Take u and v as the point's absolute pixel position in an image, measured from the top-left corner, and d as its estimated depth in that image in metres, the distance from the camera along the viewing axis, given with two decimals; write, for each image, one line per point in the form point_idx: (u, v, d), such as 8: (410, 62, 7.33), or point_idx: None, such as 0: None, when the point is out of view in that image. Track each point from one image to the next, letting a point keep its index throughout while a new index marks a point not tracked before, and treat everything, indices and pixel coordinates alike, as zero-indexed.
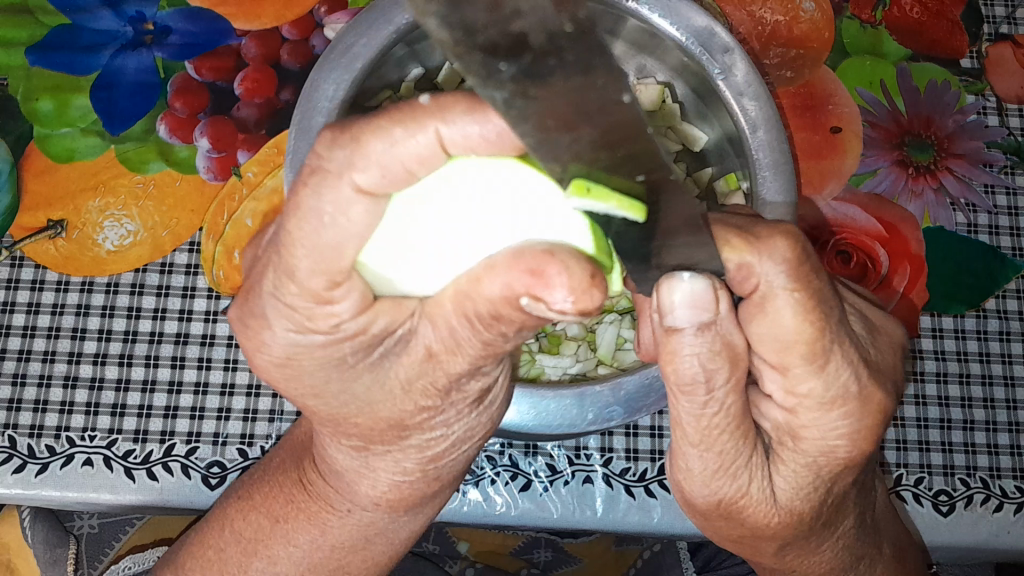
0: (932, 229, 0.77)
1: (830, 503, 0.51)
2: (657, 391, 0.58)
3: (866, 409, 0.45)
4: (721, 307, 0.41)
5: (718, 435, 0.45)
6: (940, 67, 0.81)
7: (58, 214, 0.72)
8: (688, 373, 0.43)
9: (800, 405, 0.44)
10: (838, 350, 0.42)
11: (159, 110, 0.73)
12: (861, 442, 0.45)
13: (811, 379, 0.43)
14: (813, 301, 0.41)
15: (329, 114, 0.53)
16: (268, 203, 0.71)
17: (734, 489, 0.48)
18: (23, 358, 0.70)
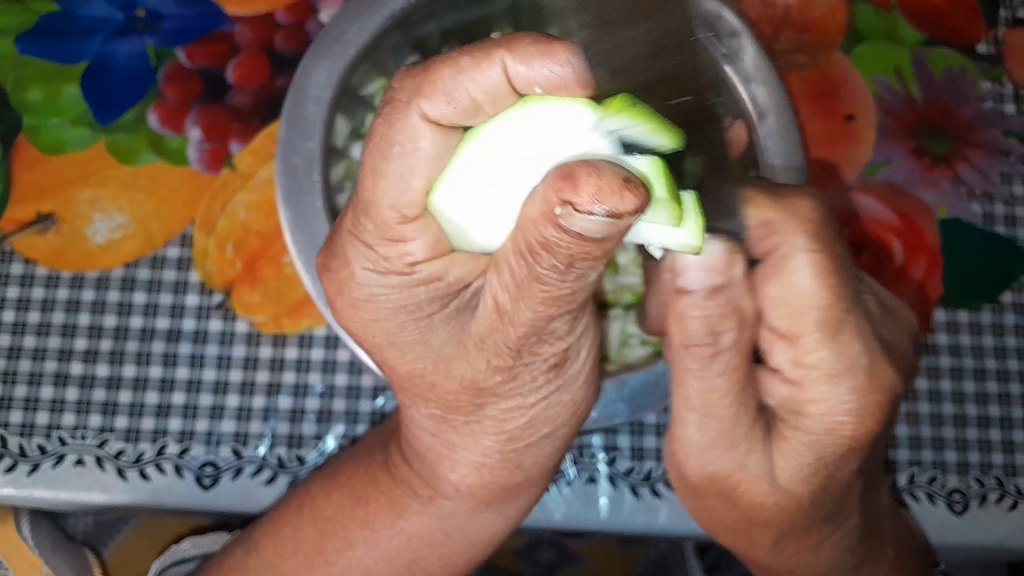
0: (948, 221, 0.75)
1: (833, 491, 0.49)
2: (662, 390, 0.58)
3: (877, 384, 0.45)
4: (736, 271, 0.44)
5: (718, 399, 0.45)
6: (957, 52, 0.78)
7: (48, 207, 0.70)
8: (696, 332, 0.44)
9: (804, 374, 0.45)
10: (848, 317, 0.44)
11: (151, 99, 0.71)
12: (868, 419, 0.45)
13: (821, 349, 0.44)
14: (830, 264, 0.44)
15: (322, 101, 0.55)
16: (262, 194, 0.70)
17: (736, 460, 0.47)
18: (12, 355, 0.68)
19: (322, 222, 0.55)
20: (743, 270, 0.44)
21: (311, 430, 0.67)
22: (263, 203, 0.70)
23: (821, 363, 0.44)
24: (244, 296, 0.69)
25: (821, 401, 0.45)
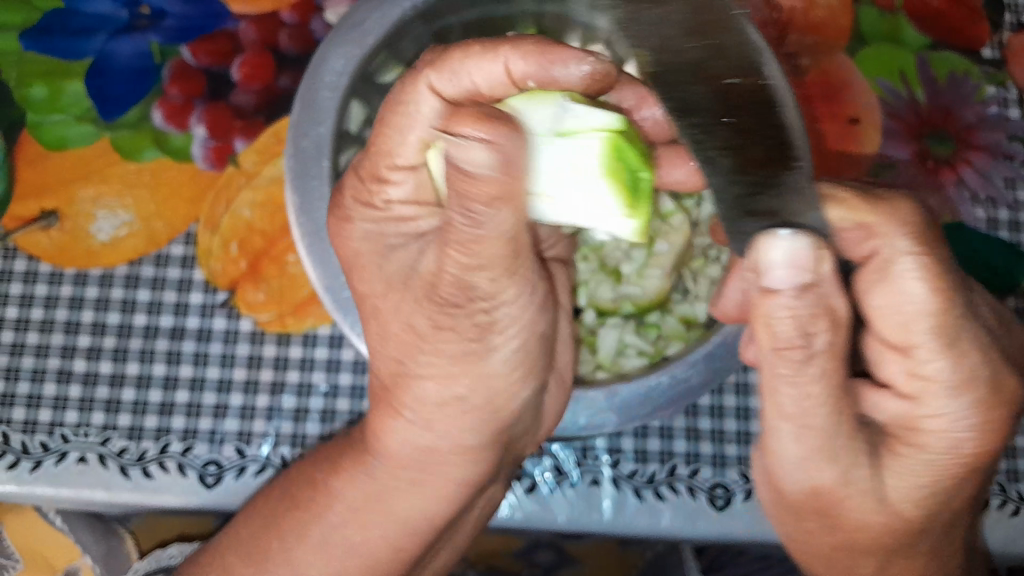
0: (951, 225, 0.75)
1: (942, 516, 0.52)
2: (652, 405, 0.57)
3: (999, 400, 0.46)
4: (825, 266, 0.44)
5: (816, 412, 0.48)
6: (961, 56, 0.79)
7: (51, 204, 0.70)
8: (784, 335, 0.46)
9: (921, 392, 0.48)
10: (969, 326, 0.46)
11: (155, 96, 0.71)
12: (992, 435, 0.47)
13: (937, 358, 0.46)
14: (939, 269, 0.46)
15: (336, 88, 0.56)
16: (267, 193, 0.70)
17: (832, 476, 0.51)
18: (15, 352, 0.68)
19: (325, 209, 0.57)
20: (829, 268, 0.45)
21: (314, 430, 0.67)
22: (268, 201, 0.70)
23: (943, 374, 0.47)
24: (248, 294, 0.69)
25: (948, 418, 0.47)
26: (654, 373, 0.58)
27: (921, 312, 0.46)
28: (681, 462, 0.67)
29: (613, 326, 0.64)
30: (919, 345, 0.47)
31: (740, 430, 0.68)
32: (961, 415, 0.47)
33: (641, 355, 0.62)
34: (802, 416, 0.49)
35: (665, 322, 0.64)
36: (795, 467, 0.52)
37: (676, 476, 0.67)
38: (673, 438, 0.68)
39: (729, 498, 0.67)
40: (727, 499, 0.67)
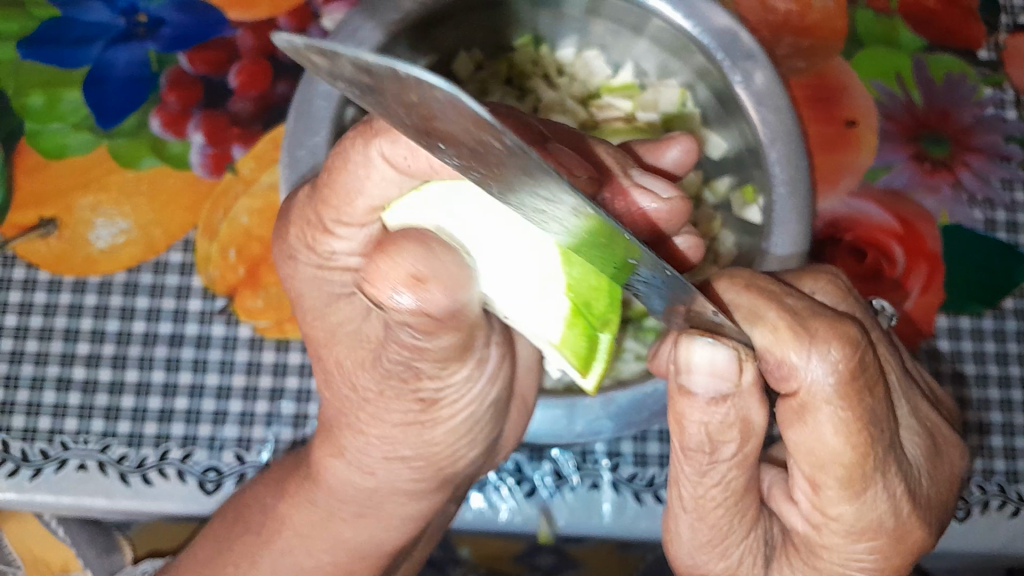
0: (949, 226, 0.75)
1: None
2: (649, 408, 0.56)
3: (898, 547, 0.41)
4: (745, 379, 0.38)
5: (712, 508, 0.43)
6: (957, 58, 0.79)
7: (50, 212, 0.70)
8: (695, 440, 0.40)
9: (828, 530, 0.41)
10: (880, 478, 0.39)
11: (152, 104, 0.71)
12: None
13: (843, 504, 0.39)
14: (858, 420, 0.37)
15: (331, 96, 0.55)
16: (264, 200, 0.70)
17: (721, 568, 0.46)
18: (14, 360, 0.68)
19: None
20: (753, 378, 0.38)
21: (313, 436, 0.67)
22: (265, 208, 0.70)
23: (845, 517, 0.40)
24: (246, 301, 0.69)
25: (841, 560, 0.42)
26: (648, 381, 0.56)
27: (841, 454, 0.38)
28: None
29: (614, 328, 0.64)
30: (828, 497, 0.39)
31: None
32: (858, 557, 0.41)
33: (638, 361, 0.63)
34: (697, 509, 0.44)
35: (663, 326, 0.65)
36: (687, 552, 0.47)
37: None
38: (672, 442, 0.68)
39: None
40: None
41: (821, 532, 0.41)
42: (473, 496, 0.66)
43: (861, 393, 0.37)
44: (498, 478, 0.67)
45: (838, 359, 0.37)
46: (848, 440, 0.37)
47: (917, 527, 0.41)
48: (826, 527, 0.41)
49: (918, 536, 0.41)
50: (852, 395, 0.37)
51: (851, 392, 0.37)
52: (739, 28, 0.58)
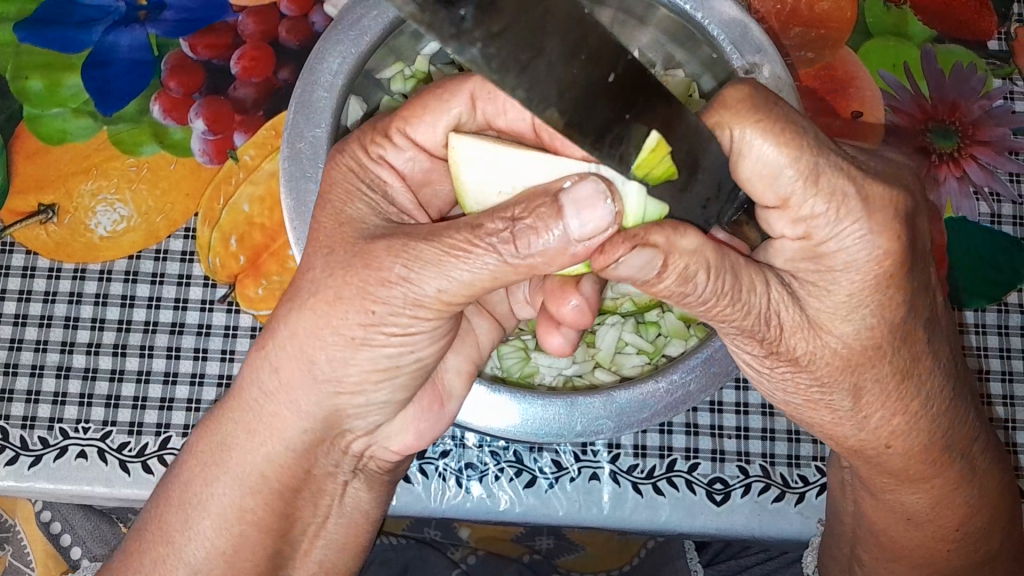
0: (954, 220, 0.75)
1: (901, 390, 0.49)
2: (672, 404, 0.54)
3: (882, 200, 0.44)
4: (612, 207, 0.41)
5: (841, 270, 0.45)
6: (966, 48, 0.78)
7: (50, 198, 0.70)
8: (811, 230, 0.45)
9: (808, 261, 0.46)
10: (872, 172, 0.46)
11: (153, 90, 0.70)
12: (891, 229, 0.44)
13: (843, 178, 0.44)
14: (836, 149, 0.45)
15: (331, 88, 0.54)
16: (266, 187, 0.69)
17: (803, 346, 0.47)
18: (15, 346, 0.68)
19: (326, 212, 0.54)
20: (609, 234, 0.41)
21: None
22: (267, 196, 0.69)
23: (824, 226, 0.44)
24: (248, 290, 0.68)
25: (835, 275, 0.45)
26: (651, 377, 0.54)
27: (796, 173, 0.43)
28: (680, 458, 0.68)
29: (611, 324, 0.61)
30: (794, 195, 0.44)
31: (739, 426, 0.68)
32: (865, 256, 0.44)
33: (640, 352, 0.62)
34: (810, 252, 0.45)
35: (665, 319, 0.62)
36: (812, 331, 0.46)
37: (675, 471, 0.68)
38: (672, 433, 0.68)
39: (727, 493, 0.67)
40: (726, 494, 0.67)
41: (821, 260, 0.45)
42: (472, 485, 0.67)
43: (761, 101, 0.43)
44: (498, 467, 0.67)
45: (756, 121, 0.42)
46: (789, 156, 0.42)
47: (902, 193, 0.45)
48: (801, 265, 0.46)
49: (884, 194, 0.44)
50: (774, 127, 0.42)
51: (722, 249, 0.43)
52: (749, 19, 0.56)
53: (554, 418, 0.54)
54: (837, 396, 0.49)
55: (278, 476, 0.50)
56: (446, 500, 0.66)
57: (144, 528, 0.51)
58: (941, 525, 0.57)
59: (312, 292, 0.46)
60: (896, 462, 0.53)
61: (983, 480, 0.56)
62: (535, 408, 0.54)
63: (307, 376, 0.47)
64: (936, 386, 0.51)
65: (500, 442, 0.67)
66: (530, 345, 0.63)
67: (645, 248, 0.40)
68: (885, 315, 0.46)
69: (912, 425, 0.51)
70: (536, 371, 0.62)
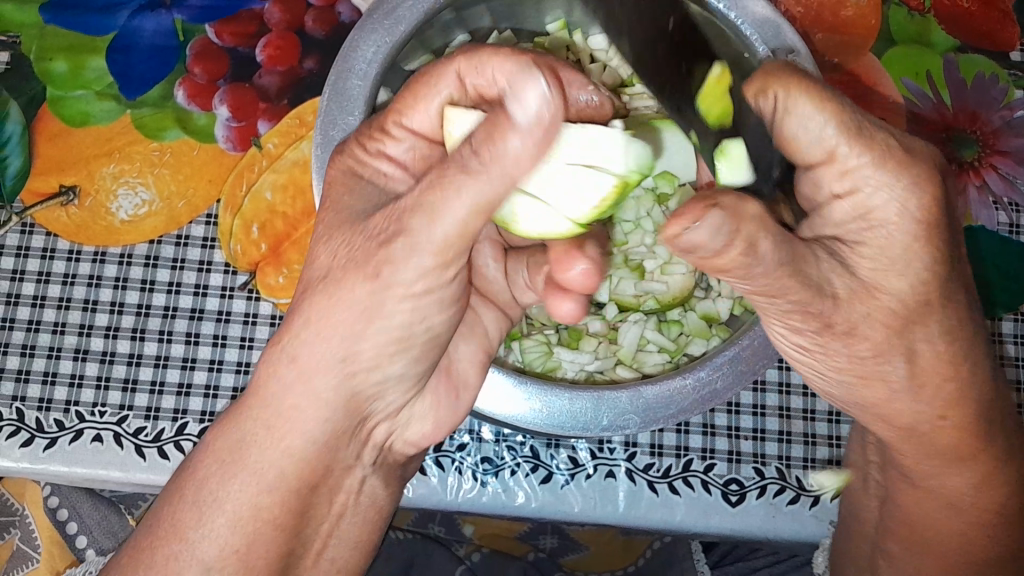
0: (973, 228, 0.75)
1: (954, 360, 0.49)
2: (699, 400, 0.54)
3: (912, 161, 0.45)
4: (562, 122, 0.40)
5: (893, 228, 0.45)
6: (987, 58, 0.78)
7: (71, 180, 0.69)
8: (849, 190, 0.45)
9: (854, 222, 0.46)
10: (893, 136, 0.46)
11: (177, 75, 0.70)
12: (928, 187, 0.45)
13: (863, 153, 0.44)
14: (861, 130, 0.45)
15: (365, 77, 0.55)
16: (288, 176, 0.69)
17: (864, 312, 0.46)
18: (32, 328, 0.68)
19: None
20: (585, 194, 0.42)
21: None
22: (289, 184, 0.69)
23: (871, 175, 0.44)
24: (268, 278, 0.68)
25: (887, 226, 0.45)
26: (677, 374, 0.55)
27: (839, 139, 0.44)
28: (696, 458, 0.68)
29: (634, 321, 0.62)
30: (839, 148, 0.44)
31: (756, 427, 0.68)
32: (904, 209, 0.44)
33: (663, 351, 0.62)
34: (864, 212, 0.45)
35: (688, 319, 0.63)
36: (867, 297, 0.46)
37: (691, 472, 0.68)
38: (688, 433, 0.68)
39: (743, 494, 0.67)
40: (742, 495, 0.67)
41: (869, 219, 0.45)
42: (488, 480, 0.66)
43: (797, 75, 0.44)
44: (514, 462, 0.67)
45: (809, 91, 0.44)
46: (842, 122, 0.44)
47: (930, 152, 0.46)
48: (849, 226, 0.46)
49: (918, 156, 0.45)
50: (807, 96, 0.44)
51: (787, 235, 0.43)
52: (782, 19, 0.56)
53: (580, 412, 0.54)
54: (886, 367, 0.49)
55: (297, 474, 0.49)
56: (462, 493, 0.66)
57: (155, 524, 0.49)
58: (982, 506, 0.57)
59: (338, 269, 0.46)
60: (939, 438, 0.53)
61: (1021, 455, 0.56)
62: (560, 401, 0.54)
63: (336, 334, 0.46)
64: (984, 355, 0.51)
65: (518, 437, 0.67)
66: (552, 340, 0.63)
67: (708, 218, 0.39)
68: (935, 273, 0.46)
69: (962, 398, 0.51)
70: (558, 366, 0.62)
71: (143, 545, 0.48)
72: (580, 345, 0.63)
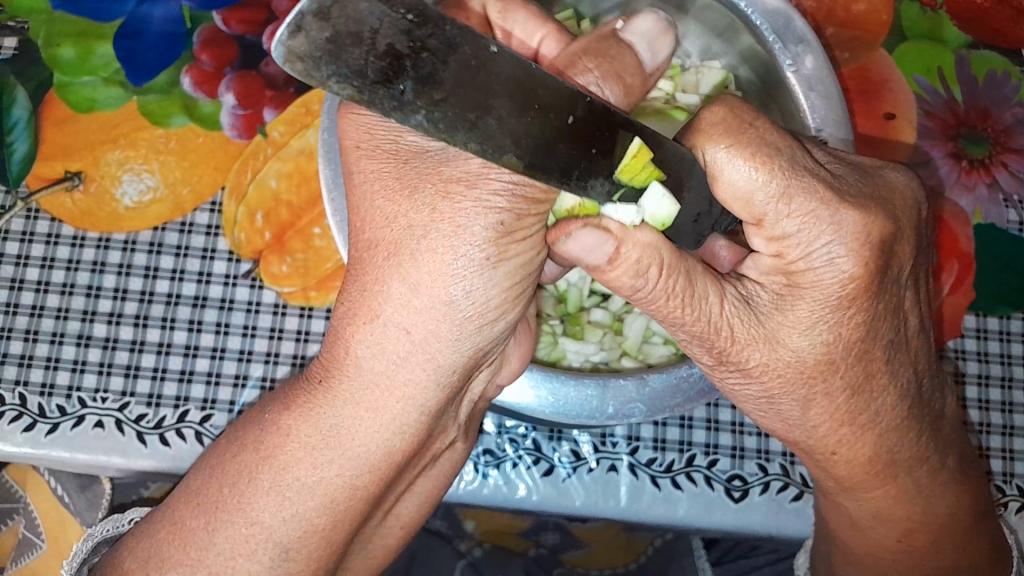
0: (983, 226, 0.74)
1: (859, 409, 0.47)
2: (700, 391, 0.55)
3: (863, 220, 0.43)
4: None
5: (799, 290, 0.44)
6: (1001, 56, 0.77)
7: (75, 165, 0.69)
8: (810, 254, 0.43)
9: (779, 273, 0.44)
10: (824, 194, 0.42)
11: (184, 62, 0.70)
12: (864, 250, 0.43)
13: (800, 215, 0.42)
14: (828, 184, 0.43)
15: None
16: (294, 163, 0.69)
17: (756, 359, 0.46)
18: (36, 314, 0.68)
19: None
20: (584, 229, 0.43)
21: None
22: (295, 172, 0.69)
23: (799, 242, 0.43)
24: (272, 266, 0.68)
25: (812, 291, 0.44)
26: (683, 364, 0.55)
27: (768, 203, 0.42)
28: (700, 453, 0.67)
29: (639, 312, 0.62)
30: (769, 212, 0.42)
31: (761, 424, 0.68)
32: (835, 279, 0.43)
33: (667, 343, 0.62)
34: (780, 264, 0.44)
35: None
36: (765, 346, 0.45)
37: (694, 466, 0.67)
38: (692, 428, 0.68)
39: (746, 490, 0.67)
40: (745, 491, 0.67)
41: (793, 275, 0.44)
42: (490, 472, 0.66)
43: (742, 123, 0.42)
44: (516, 454, 0.67)
45: (734, 146, 0.42)
46: (774, 170, 0.42)
47: (880, 220, 0.43)
48: (772, 277, 0.45)
49: (858, 220, 0.43)
50: (746, 148, 0.41)
51: (678, 247, 0.43)
52: (795, 12, 0.55)
53: (587, 396, 0.54)
54: (787, 406, 0.48)
55: (402, 449, 0.48)
56: (463, 485, 0.66)
57: (213, 506, 0.49)
58: (884, 534, 0.56)
59: (419, 229, 0.42)
60: (839, 469, 0.51)
61: (929, 498, 0.54)
62: (566, 390, 0.54)
63: (430, 337, 0.44)
64: (887, 404, 0.48)
65: (520, 430, 0.67)
66: (558, 331, 0.63)
67: (596, 230, 0.43)
68: (841, 335, 0.44)
69: (864, 442, 0.49)
70: (562, 356, 0.61)
71: (199, 525, 0.48)
72: (585, 335, 0.62)
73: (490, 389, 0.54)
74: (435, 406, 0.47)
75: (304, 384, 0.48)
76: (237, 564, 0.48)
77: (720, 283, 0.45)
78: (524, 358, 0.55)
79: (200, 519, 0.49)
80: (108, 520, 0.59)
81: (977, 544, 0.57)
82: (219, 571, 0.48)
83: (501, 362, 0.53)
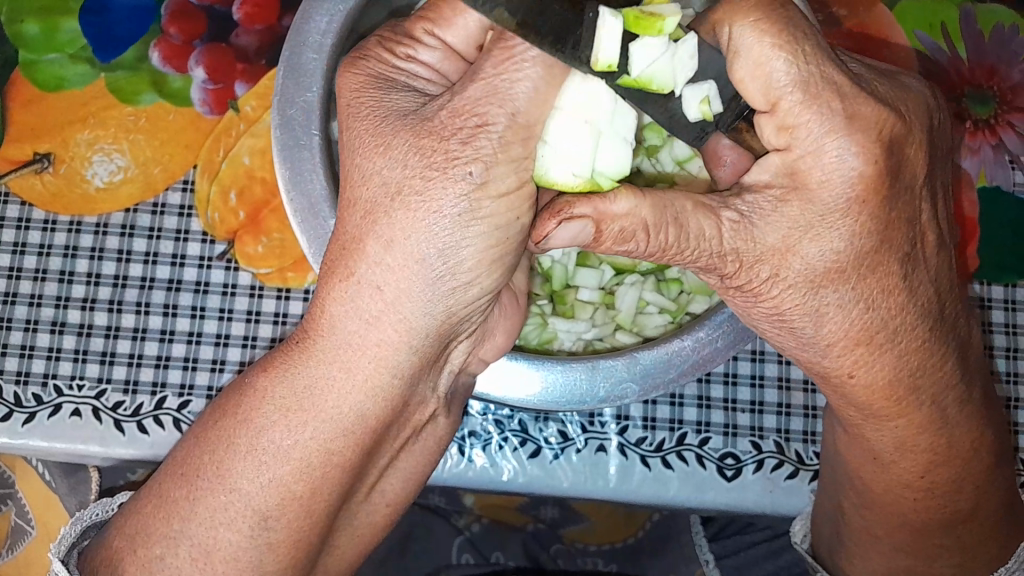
0: (988, 189, 0.71)
1: (883, 319, 0.44)
2: (677, 366, 0.53)
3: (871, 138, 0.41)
4: None
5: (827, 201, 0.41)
6: (1008, 9, 0.74)
7: (45, 146, 0.67)
8: (828, 171, 0.41)
9: (779, 186, 0.42)
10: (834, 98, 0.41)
11: (153, 36, 0.67)
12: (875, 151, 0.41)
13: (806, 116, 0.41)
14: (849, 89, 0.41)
15: (320, 49, 0.50)
16: (268, 138, 0.66)
17: (764, 277, 0.44)
18: (9, 301, 0.66)
19: (320, 179, 0.50)
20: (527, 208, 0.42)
21: None
22: (269, 148, 0.66)
23: (809, 135, 0.41)
24: (247, 246, 0.66)
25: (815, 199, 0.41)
26: (676, 336, 0.53)
27: (790, 88, 0.40)
28: (691, 432, 0.65)
29: (631, 283, 0.60)
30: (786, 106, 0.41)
31: (754, 400, 0.66)
32: (843, 177, 0.41)
33: (663, 312, 0.60)
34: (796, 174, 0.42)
35: (686, 276, 0.60)
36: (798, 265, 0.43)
37: (686, 445, 0.65)
38: (683, 405, 0.66)
39: (740, 468, 0.65)
40: (738, 470, 0.65)
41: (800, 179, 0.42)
42: (475, 454, 0.65)
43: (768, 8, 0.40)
44: (501, 437, 0.65)
45: (768, 30, 0.40)
46: (793, 67, 0.40)
47: (892, 116, 0.41)
48: (771, 191, 0.42)
49: (872, 114, 0.41)
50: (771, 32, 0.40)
51: (657, 203, 0.41)
52: None
53: (573, 384, 0.52)
54: (801, 325, 0.45)
55: (377, 412, 0.45)
56: (448, 468, 0.64)
57: (194, 475, 0.46)
58: (907, 468, 0.51)
59: (393, 185, 0.41)
60: (858, 396, 0.48)
61: (954, 429, 0.50)
62: (555, 374, 0.52)
63: (403, 295, 0.42)
64: (905, 323, 0.45)
65: (505, 411, 0.65)
66: (546, 311, 0.60)
67: (572, 221, 0.41)
68: (854, 241, 0.42)
69: (882, 358, 0.45)
70: (553, 338, 0.60)
71: (182, 496, 0.46)
72: (575, 312, 0.60)
73: (472, 362, 0.52)
74: (409, 368, 0.45)
75: (280, 350, 0.46)
76: (218, 535, 0.45)
77: (715, 213, 0.42)
78: (511, 332, 0.53)
79: (177, 497, 0.46)
80: (94, 504, 0.53)
81: (989, 494, 0.53)
82: (201, 545, 0.45)
83: (483, 333, 0.51)
